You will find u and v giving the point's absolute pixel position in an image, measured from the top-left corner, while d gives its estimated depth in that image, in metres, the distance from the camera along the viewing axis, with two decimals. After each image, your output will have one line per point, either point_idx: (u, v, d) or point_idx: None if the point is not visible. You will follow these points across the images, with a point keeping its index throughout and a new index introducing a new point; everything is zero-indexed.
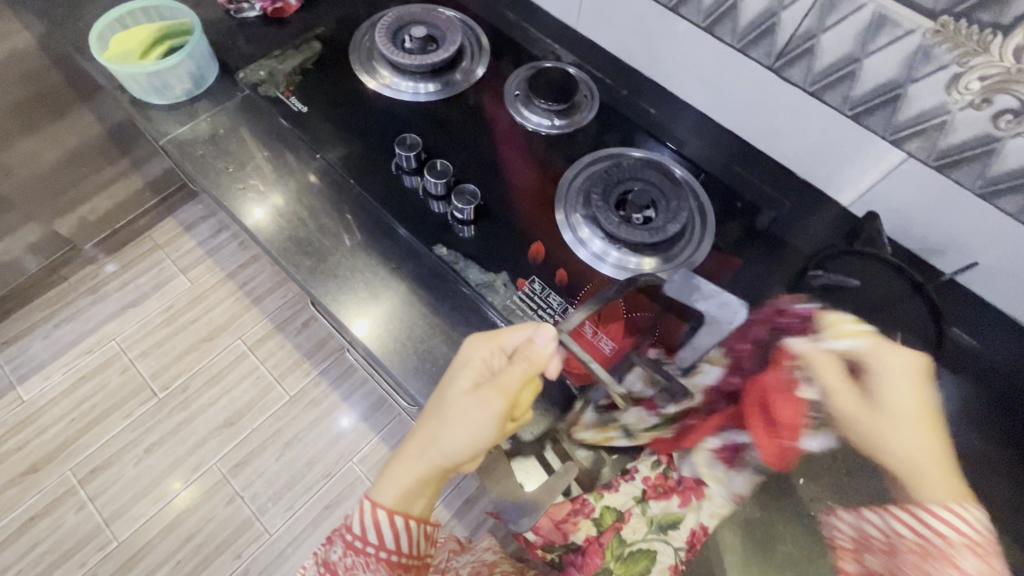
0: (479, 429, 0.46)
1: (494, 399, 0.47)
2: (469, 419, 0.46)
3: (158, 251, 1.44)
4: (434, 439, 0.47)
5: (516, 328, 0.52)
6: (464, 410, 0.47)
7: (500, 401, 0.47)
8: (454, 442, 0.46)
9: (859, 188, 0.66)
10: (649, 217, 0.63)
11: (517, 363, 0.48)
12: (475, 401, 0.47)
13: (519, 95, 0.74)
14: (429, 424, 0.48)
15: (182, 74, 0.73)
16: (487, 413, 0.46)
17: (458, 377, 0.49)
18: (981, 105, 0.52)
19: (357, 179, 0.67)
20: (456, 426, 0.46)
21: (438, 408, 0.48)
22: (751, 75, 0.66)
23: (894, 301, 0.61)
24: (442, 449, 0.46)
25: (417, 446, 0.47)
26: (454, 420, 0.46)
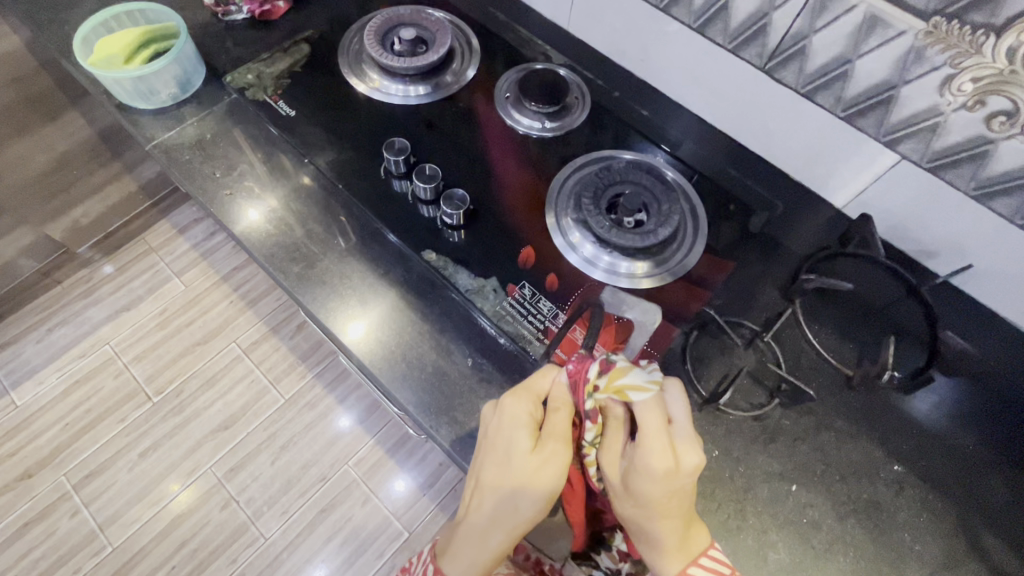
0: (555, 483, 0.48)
1: (558, 451, 0.49)
2: (541, 478, 0.48)
3: (152, 254, 1.43)
4: (508, 506, 0.48)
5: (539, 372, 0.52)
6: (534, 473, 0.48)
7: (563, 447, 0.49)
8: (532, 503, 0.47)
9: (853, 190, 0.65)
10: (640, 221, 0.62)
11: (560, 411, 0.49)
12: (540, 460, 0.48)
13: (510, 97, 0.73)
14: (493, 490, 0.49)
15: (169, 79, 0.72)
16: (556, 465, 0.48)
17: (508, 437, 0.49)
18: (974, 106, 0.51)
19: (346, 184, 0.67)
20: (528, 490, 0.48)
21: (501, 475, 0.49)
22: (743, 77, 0.66)
23: (885, 306, 0.64)
24: (520, 513, 0.48)
25: (493, 515, 0.48)
26: (527, 483, 0.48)
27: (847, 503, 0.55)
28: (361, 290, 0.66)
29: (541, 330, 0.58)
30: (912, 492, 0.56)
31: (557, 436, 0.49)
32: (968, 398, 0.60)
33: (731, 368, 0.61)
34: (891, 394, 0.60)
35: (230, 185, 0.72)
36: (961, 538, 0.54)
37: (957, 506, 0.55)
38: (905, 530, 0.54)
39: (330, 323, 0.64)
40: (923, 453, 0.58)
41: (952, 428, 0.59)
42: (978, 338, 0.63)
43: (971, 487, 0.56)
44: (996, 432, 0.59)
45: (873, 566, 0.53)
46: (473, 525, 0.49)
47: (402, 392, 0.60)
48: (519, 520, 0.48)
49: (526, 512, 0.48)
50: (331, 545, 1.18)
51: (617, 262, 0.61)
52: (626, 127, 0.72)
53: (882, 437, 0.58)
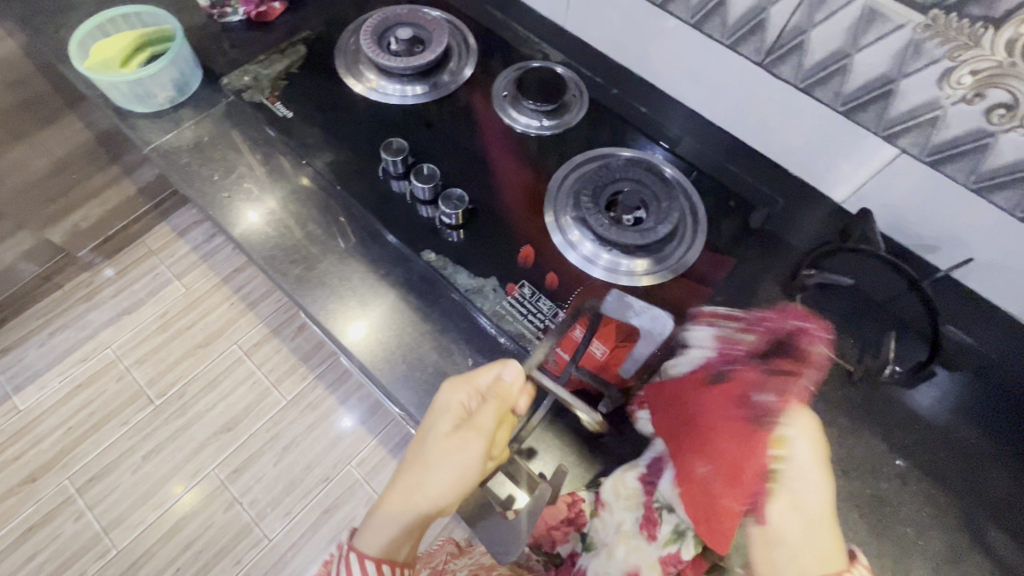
0: (461, 471, 0.47)
1: (473, 443, 0.48)
2: (449, 464, 0.47)
3: (152, 257, 1.43)
4: (415, 489, 0.47)
5: (484, 366, 0.52)
6: (444, 455, 0.47)
7: (478, 438, 0.48)
8: (439, 487, 0.47)
9: (853, 185, 0.65)
10: (640, 218, 0.62)
11: (489, 404, 0.49)
12: (452, 447, 0.48)
13: (508, 96, 0.73)
14: (410, 471, 0.48)
15: (165, 82, 0.72)
16: (466, 458, 0.47)
17: (433, 422, 0.49)
18: (973, 99, 0.51)
19: (344, 185, 0.67)
20: (440, 470, 0.47)
21: (416, 457, 0.49)
22: (741, 72, 0.65)
23: (885, 301, 0.63)
24: (426, 496, 0.47)
25: (399, 496, 0.47)
26: (435, 469, 0.47)
27: (850, 499, 0.55)
28: (361, 291, 0.66)
29: (541, 328, 0.58)
30: (915, 487, 0.56)
31: (474, 428, 0.48)
32: (970, 391, 0.60)
33: None
34: (892, 389, 0.60)
35: (229, 188, 0.72)
36: (964, 533, 0.54)
37: (960, 501, 0.55)
38: (909, 526, 0.54)
39: (331, 324, 0.64)
40: (925, 448, 0.58)
41: (954, 422, 0.59)
42: (979, 331, 0.63)
43: (975, 481, 0.56)
44: (999, 426, 0.59)
45: (877, 561, 0.52)
46: (382, 503, 0.48)
47: (403, 393, 0.60)
48: (421, 504, 0.47)
49: (433, 497, 0.47)
50: (335, 546, 1.18)
51: (617, 259, 0.61)
52: (624, 124, 0.72)
53: (884, 432, 0.58)
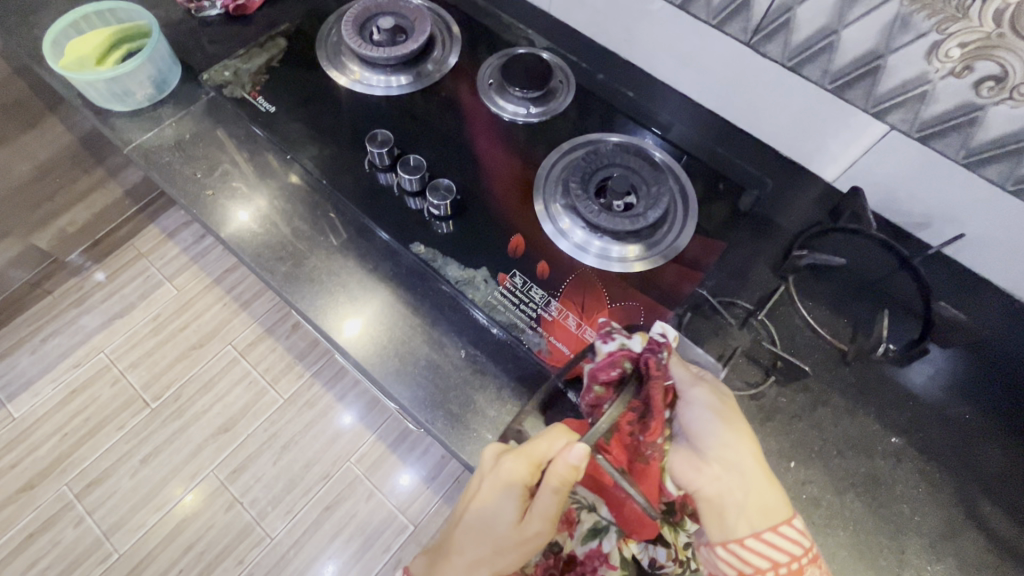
0: (530, 546, 0.52)
1: (539, 529, 0.51)
2: (518, 544, 0.52)
3: (142, 259, 1.41)
4: (486, 555, 0.53)
5: (546, 440, 0.50)
6: (513, 536, 0.52)
7: (546, 526, 0.51)
8: (508, 562, 0.52)
9: (843, 163, 0.64)
10: (630, 204, 0.62)
11: (554, 493, 0.49)
12: (521, 525, 0.52)
13: (493, 83, 0.72)
14: (479, 533, 0.54)
15: (143, 79, 0.71)
16: (534, 535, 0.51)
17: (499, 501, 0.51)
18: (962, 73, 0.51)
19: (330, 179, 0.66)
20: (509, 552, 0.52)
21: (486, 528, 0.53)
22: (729, 52, 0.64)
23: (883, 278, 0.64)
24: (494, 566, 0.53)
25: (474, 558, 0.53)
26: (507, 545, 0.52)
27: (846, 478, 0.55)
28: (351, 287, 0.65)
29: (533, 318, 0.58)
30: (910, 464, 0.56)
31: (545, 515, 0.50)
32: (963, 368, 0.60)
33: (726, 348, 0.60)
34: (885, 367, 0.60)
35: (213, 186, 0.71)
36: (960, 508, 0.54)
37: (955, 476, 0.55)
38: (904, 502, 0.54)
39: (321, 321, 0.63)
40: (919, 426, 0.58)
41: (948, 398, 0.59)
42: (972, 308, 0.62)
43: (969, 456, 0.56)
44: (993, 400, 0.59)
45: (874, 539, 0.53)
46: (458, 559, 0.54)
47: (396, 388, 0.60)
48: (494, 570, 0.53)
49: (502, 565, 0.52)
50: (337, 542, 1.19)
51: (609, 246, 0.61)
52: (613, 109, 0.71)
53: (879, 410, 0.58)
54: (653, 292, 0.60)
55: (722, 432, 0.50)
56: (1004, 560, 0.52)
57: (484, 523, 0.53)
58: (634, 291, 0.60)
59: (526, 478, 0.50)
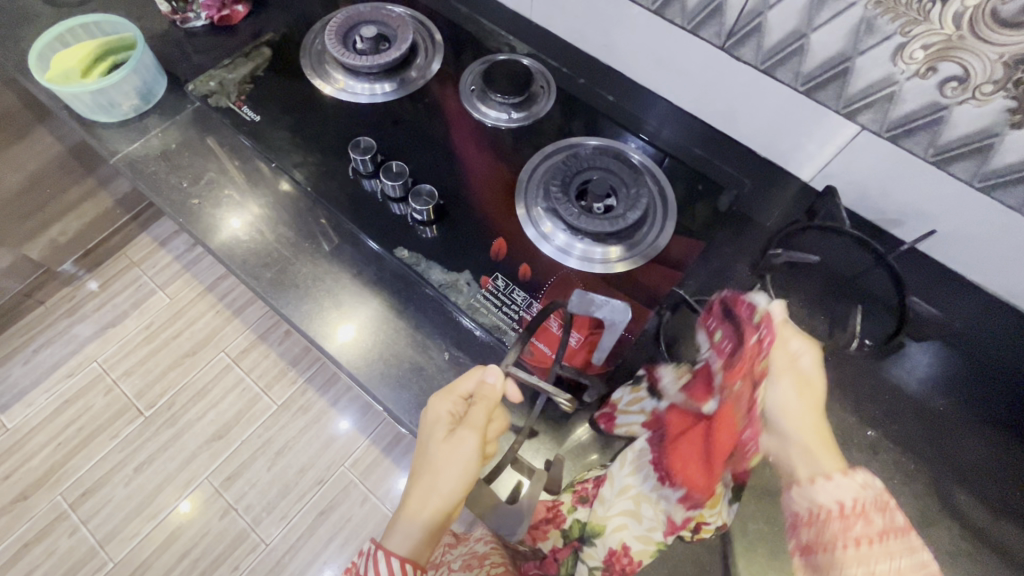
0: (467, 465, 0.50)
1: (469, 438, 0.50)
2: (455, 462, 0.49)
3: (134, 268, 1.42)
4: (428, 492, 0.49)
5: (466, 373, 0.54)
6: (450, 456, 0.50)
7: (475, 435, 0.50)
8: (451, 490, 0.49)
9: (818, 162, 0.66)
10: (610, 205, 0.63)
11: (479, 402, 0.51)
12: (451, 445, 0.50)
13: (475, 90, 0.73)
14: (420, 480, 0.50)
15: (129, 91, 0.71)
16: (468, 450, 0.50)
17: (429, 430, 0.52)
18: (926, 74, 0.52)
19: (315, 186, 0.67)
20: (449, 470, 0.49)
21: (422, 465, 0.51)
22: (705, 57, 0.66)
23: (859, 275, 0.64)
24: (435, 500, 0.49)
25: (418, 502, 0.49)
26: (445, 473, 0.49)
27: None
28: (337, 292, 0.66)
29: (515, 319, 0.59)
30: (885, 456, 0.57)
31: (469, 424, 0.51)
32: (938, 360, 0.61)
33: None
34: (860, 361, 0.61)
35: (200, 195, 0.72)
36: (936, 500, 0.55)
37: (929, 466, 0.56)
38: None
39: (309, 326, 0.64)
40: (895, 419, 0.59)
41: (926, 390, 0.60)
42: (944, 303, 0.64)
43: (942, 447, 0.57)
44: (968, 393, 0.60)
45: None
46: (407, 516, 0.49)
47: (382, 391, 0.61)
48: (440, 503, 0.49)
49: (444, 496, 0.49)
50: (333, 546, 1.19)
51: (591, 248, 0.62)
52: (594, 113, 0.72)
53: (855, 404, 0.59)
54: (633, 293, 0.61)
55: (802, 401, 0.47)
56: (979, 548, 0.53)
57: (420, 464, 0.51)
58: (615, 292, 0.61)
59: (455, 404, 0.53)
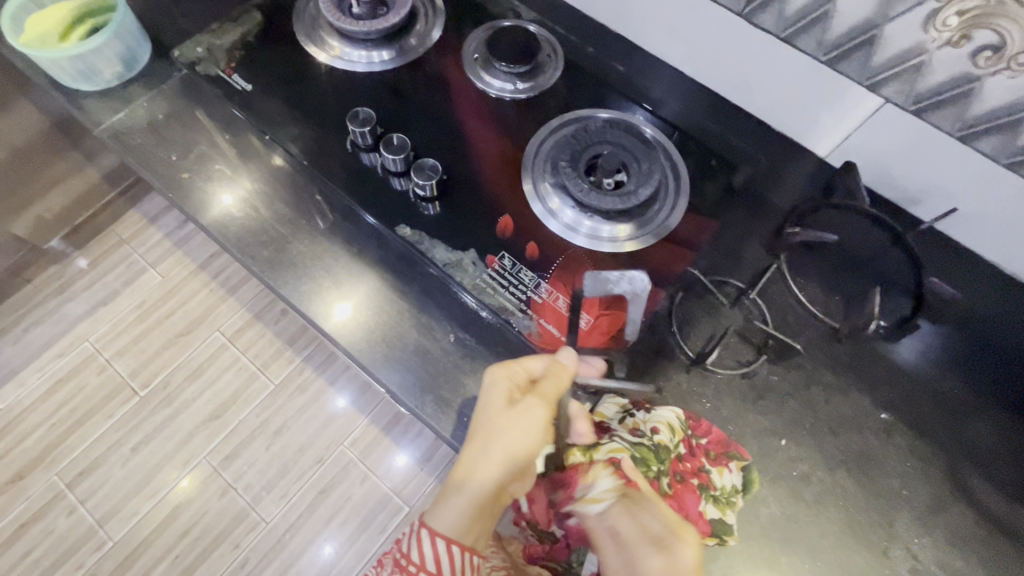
0: (528, 439, 0.49)
1: (536, 416, 0.50)
2: (521, 431, 0.49)
3: (124, 246, 1.38)
4: (483, 464, 0.48)
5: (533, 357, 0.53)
6: (513, 422, 0.49)
7: (543, 411, 0.49)
8: (504, 466, 0.48)
9: (837, 137, 0.63)
10: (621, 181, 0.60)
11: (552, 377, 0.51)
12: (516, 420, 0.49)
13: (479, 58, 0.69)
14: (474, 443, 0.49)
15: (111, 56, 0.67)
16: (531, 427, 0.49)
17: (489, 397, 0.50)
18: (959, 42, 0.49)
19: (312, 161, 0.64)
20: (508, 437, 0.48)
21: (480, 430, 0.50)
22: (723, 24, 0.62)
23: (873, 255, 0.63)
24: (488, 472, 0.48)
25: (472, 470, 0.48)
26: (506, 447, 0.48)
27: (835, 455, 0.56)
28: (336, 271, 0.64)
29: (523, 301, 0.57)
30: (898, 439, 0.56)
31: (538, 400, 0.50)
32: (954, 341, 0.60)
33: (718, 328, 0.60)
34: (875, 342, 0.60)
35: (190, 169, 0.69)
36: (948, 484, 0.55)
37: (942, 448, 0.56)
38: (893, 477, 0.55)
39: (308, 308, 0.62)
40: (909, 401, 0.58)
41: (939, 371, 0.59)
42: (966, 285, 0.62)
43: (956, 430, 0.57)
44: (987, 376, 0.59)
45: (865, 515, 0.54)
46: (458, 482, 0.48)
47: (385, 373, 0.59)
48: (493, 475, 0.48)
49: (496, 471, 0.48)
50: (334, 524, 1.19)
51: (600, 226, 0.59)
52: (603, 84, 0.69)
53: (869, 387, 0.58)
54: (643, 272, 0.59)
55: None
56: (990, 532, 0.53)
57: (476, 434, 0.49)
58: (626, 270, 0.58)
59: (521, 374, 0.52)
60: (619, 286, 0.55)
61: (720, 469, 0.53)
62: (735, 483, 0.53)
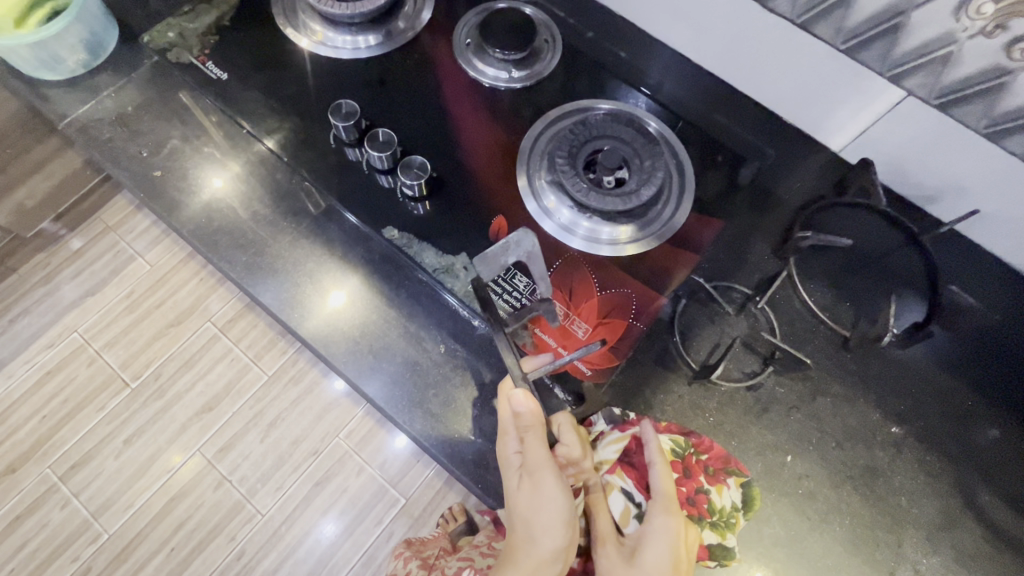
0: (557, 505, 0.47)
1: (549, 481, 0.47)
2: (542, 501, 0.47)
3: (110, 233, 1.34)
4: (528, 543, 0.47)
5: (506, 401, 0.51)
6: (532, 497, 0.47)
7: (551, 477, 0.47)
8: (553, 536, 0.46)
9: (853, 131, 0.59)
10: (622, 179, 0.56)
11: (535, 431, 0.48)
12: (535, 494, 0.47)
13: (471, 44, 0.64)
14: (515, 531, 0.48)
15: (74, 43, 0.62)
16: (551, 492, 0.47)
17: (507, 480, 0.50)
18: (993, 32, 0.45)
19: (293, 157, 0.60)
20: (537, 512, 0.47)
21: (512, 514, 0.49)
22: (734, 8, 0.58)
23: (887, 256, 0.59)
24: (545, 546, 0.46)
25: (520, 553, 0.47)
26: (544, 526, 0.46)
27: (842, 469, 0.54)
28: (319, 275, 0.62)
29: (518, 308, 0.53)
30: (909, 454, 0.54)
31: (538, 468, 0.48)
32: (972, 350, 0.57)
33: (723, 337, 0.57)
34: (886, 351, 0.57)
35: (163, 165, 0.66)
36: (958, 499, 0.53)
37: (954, 463, 0.54)
38: (902, 494, 0.53)
39: (290, 314, 0.61)
40: (921, 413, 0.55)
41: (954, 381, 0.56)
42: (984, 292, 0.58)
43: (971, 445, 0.54)
44: (1005, 387, 0.56)
45: (870, 532, 0.52)
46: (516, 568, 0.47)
47: (368, 384, 0.58)
48: (542, 551, 0.46)
49: (546, 545, 0.46)
50: (330, 516, 1.19)
51: (598, 227, 0.56)
52: (604, 72, 0.64)
53: (881, 399, 0.56)
54: (643, 277, 0.56)
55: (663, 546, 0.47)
56: (1000, 551, 0.51)
57: (513, 518, 0.49)
58: (626, 275, 0.56)
59: (516, 444, 0.50)
60: (512, 253, 0.51)
61: (719, 487, 0.51)
62: (734, 501, 0.51)
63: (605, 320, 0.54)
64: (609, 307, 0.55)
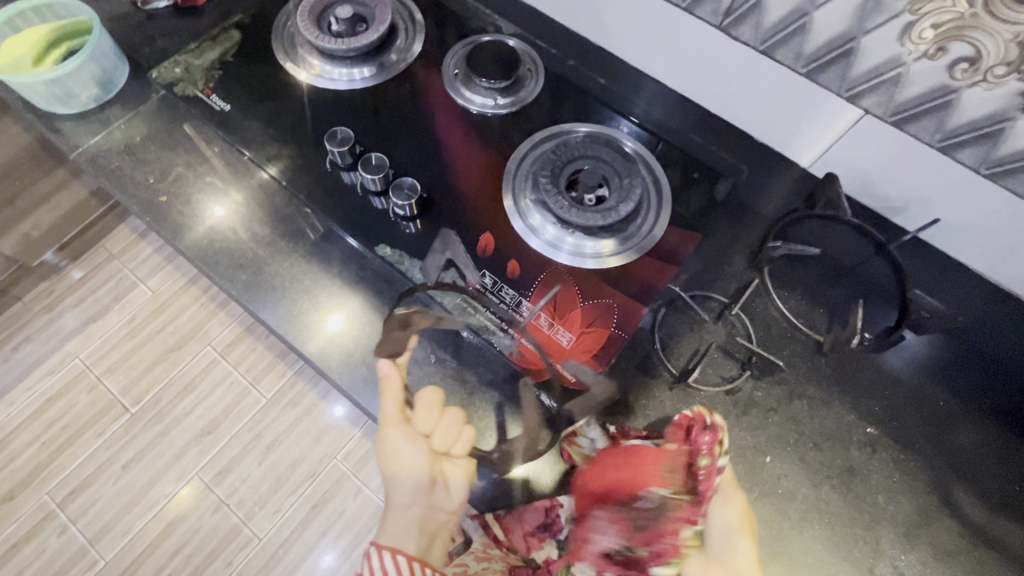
0: (403, 460, 0.51)
1: (388, 436, 0.52)
2: (385, 455, 0.52)
3: (114, 261, 1.38)
4: (418, 516, 0.50)
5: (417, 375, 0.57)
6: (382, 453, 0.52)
7: (392, 431, 0.52)
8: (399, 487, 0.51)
9: (819, 149, 0.63)
10: (602, 197, 0.59)
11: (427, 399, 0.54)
12: (383, 449, 0.52)
13: (459, 74, 0.68)
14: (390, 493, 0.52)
15: (87, 80, 0.67)
16: (410, 469, 0.51)
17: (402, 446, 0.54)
18: (936, 54, 0.49)
19: (291, 181, 0.63)
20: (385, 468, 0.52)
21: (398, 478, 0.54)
22: (702, 37, 0.62)
23: (857, 264, 0.63)
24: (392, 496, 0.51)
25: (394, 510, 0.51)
26: (394, 477, 0.51)
27: (821, 470, 0.56)
28: (316, 292, 0.65)
29: (503, 320, 0.56)
30: (885, 454, 0.56)
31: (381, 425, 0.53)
32: (946, 353, 0.59)
33: (702, 344, 0.60)
34: (862, 355, 0.60)
35: (168, 191, 0.70)
36: (935, 496, 0.54)
37: (930, 462, 0.55)
38: (879, 492, 0.55)
39: (291, 329, 0.63)
40: (895, 414, 0.57)
41: (930, 384, 0.58)
42: (948, 296, 0.61)
43: (946, 446, 0.56)
44: (974, 387, 0.58)
45: (850, 531, 0.54)
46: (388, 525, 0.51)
47: (366, 396, 0.60)
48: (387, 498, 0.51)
49: (400, 492, 0.51)
50: (327, 539, 1.18)
51: (582, 242, 0.59)
52: (587, 98, 0.69)
53: (855, 401, 0.58)
54: (623, 289, 0.58)
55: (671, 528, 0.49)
56: (979, 547, 0.53)
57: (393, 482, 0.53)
58: (608, 287, 0.58)
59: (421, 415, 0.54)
60: (449, 254, 0.59)
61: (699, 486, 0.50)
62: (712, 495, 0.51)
63: (593, 331, 0.56)
64: (595, 318, 0.57)
